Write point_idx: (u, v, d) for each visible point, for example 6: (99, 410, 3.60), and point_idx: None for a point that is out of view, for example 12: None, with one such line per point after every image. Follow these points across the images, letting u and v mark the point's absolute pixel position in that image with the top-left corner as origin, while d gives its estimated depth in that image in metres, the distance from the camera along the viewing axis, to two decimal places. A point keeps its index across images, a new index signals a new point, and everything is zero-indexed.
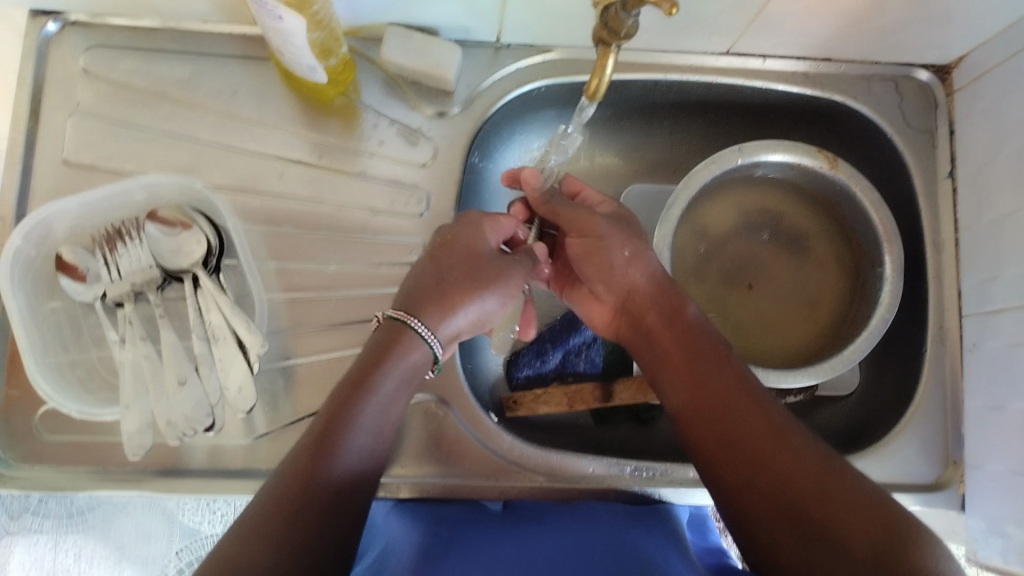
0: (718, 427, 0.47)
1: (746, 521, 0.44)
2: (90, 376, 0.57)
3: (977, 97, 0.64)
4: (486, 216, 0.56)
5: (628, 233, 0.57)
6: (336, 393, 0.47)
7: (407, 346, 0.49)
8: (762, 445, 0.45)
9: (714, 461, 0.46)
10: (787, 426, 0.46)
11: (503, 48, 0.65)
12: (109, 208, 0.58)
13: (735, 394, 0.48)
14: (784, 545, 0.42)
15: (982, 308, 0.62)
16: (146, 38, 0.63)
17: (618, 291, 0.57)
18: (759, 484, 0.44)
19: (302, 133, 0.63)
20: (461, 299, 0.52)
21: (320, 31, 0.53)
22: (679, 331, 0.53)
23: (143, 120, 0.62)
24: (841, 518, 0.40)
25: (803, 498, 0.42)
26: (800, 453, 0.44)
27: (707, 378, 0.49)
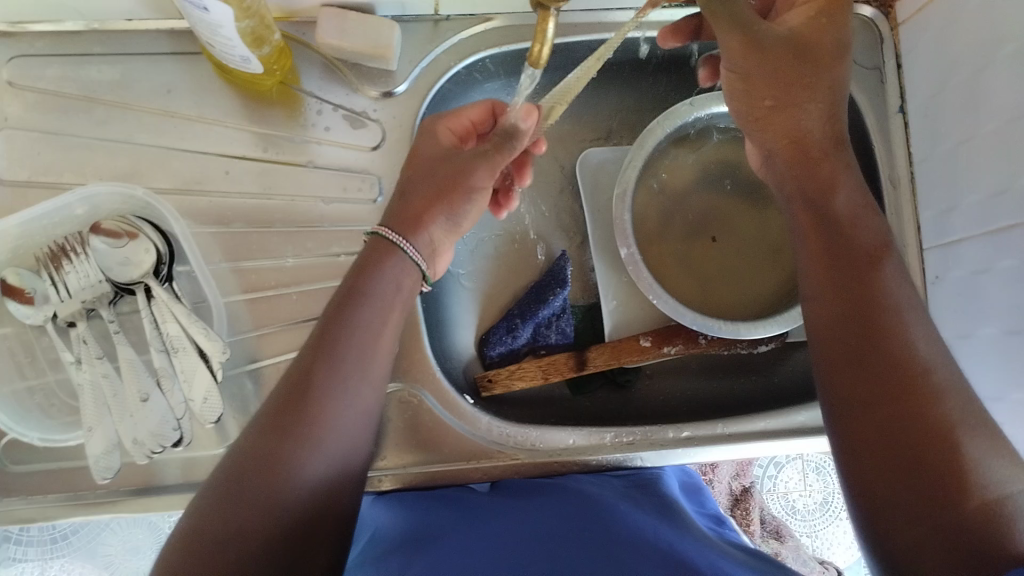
0: (861, 333, 0.45)
1: (847, 435, 0.43)
2: (51, 401, 0.55)
3: (922, 28, 0.63)
4: (440, 120, 0.56)
5: (798, 76, 0.50)
6: (306, 348, 0.48)
7: (384, 260, 0.50)
8: (894, 375, 0.42)
9: (835, 375, 0.45)
10: (930, 365, 0.43)
11: (442, 21, 0.63)
12: (50, 226, 0.56)
13: (885, 310, 0.45)
14: (881, 477, 0.41)
15: (943, 240, 0.62)
16: (69, 43, 0.60)
17: (777, 139, 0.52)
18: (872, 415, 0.42)
19: (243, 127, 0.61)
20: (432, 208, 0.53)
21: (249, 20, 0.51)
22: (845, 227, 0.49)
23: (78, 129, 0.60)
24: (959, 473, 0.38)
25: (916, 442, 0.40)
26: (928, 395, 0.41)
27: (859, 286, 0.47)
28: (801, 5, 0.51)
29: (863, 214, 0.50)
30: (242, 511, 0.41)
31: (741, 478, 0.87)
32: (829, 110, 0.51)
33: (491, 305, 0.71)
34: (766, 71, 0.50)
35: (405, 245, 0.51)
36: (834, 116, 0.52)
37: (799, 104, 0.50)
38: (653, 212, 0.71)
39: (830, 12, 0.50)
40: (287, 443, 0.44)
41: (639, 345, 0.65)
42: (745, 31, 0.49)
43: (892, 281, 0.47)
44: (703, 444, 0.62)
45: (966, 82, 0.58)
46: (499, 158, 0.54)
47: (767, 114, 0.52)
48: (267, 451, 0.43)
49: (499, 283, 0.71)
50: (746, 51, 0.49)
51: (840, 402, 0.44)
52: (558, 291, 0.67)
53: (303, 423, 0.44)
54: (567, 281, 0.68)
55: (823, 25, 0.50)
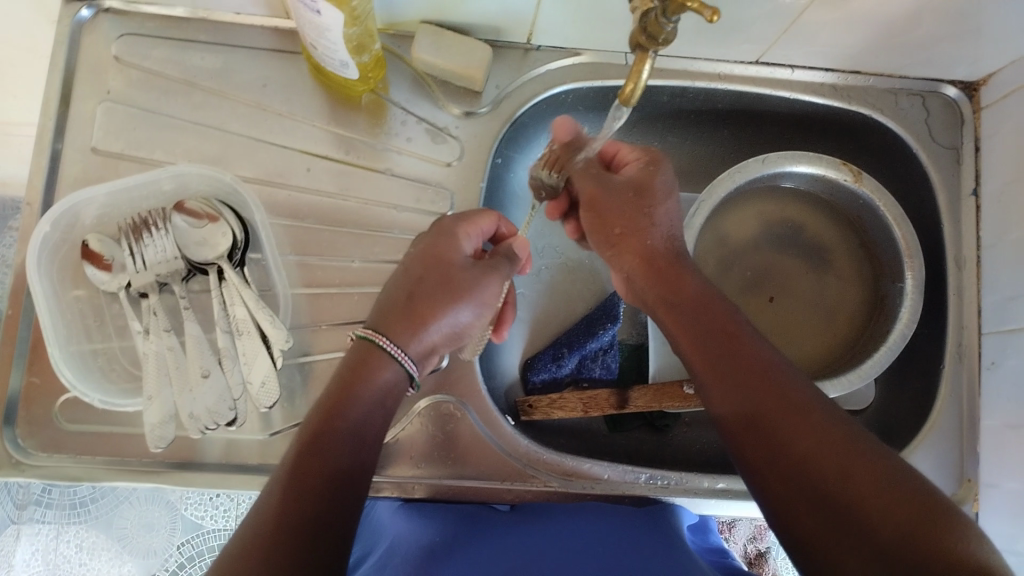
0: (753, 407, 0.47)
1: (765, 486, 0.45)
2: (112, 365, 0.57)
3: (1006, 116, 0.63)
4: (459, 223, 0.56)
5: (640, 208, 0.56)
6: (323, 396, 0.50)
7: (375, 363, 0.51)
8: (791, 427, 0.45)
9: (739, 434, 0.47)
10: (813, 403, 0.46)
11: (532, 50, 0.65)
12: (136, 198, 0.58)
13: (762, 379, 0.48)
14: (798, 512, 0.42)
15: (1003, 327, 0.62)
16: (176, 28, 0.63)
17: (632, 265, 0.57)
18: (780, 454, 0.44)
19: (329, 128, 0.63)
20: (433, 312, 0.53)
21: (356, 28, 0.53)
22: (716, 317, 0.52)
23: (173, 110, 0.62)
24: (869, 497, 0.40)
25: (831, 480, 0.42)
26: (827, 432, 0.44)
27: (736, 358, 0.49)
28: (629, 162, 0.59)
29: (718, 297, 0.54)
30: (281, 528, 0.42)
31: (757, 541, 0.86)
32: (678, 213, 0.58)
33: (540, 331, 0.72)
34: (614, 208, 0.57)
35: (398, 354, 0.52)
36: (673, 235, 0.57)
37: (644, 227, 0.56)
38: (712, 262, 0.72)
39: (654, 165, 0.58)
40: (313, 463, 0.45)
41: (682, 392, 0.64)
42: (595, 183, 0.58)
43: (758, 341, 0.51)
44: (737, 498, 0.62)
45: None
46: (499, 275, 0.57)
47: (621, 241, 0.57)
48: (313, 454, 0.46)
49: (551, 311, 0.72)
50: (594, 200, 0.57)
51: (757, 470, 0.46)
52: (607, 325, 0.68)
53: (326, 446, 0.46)
54: (618, 317, 0.69)
55: (650, 170, 0.57)
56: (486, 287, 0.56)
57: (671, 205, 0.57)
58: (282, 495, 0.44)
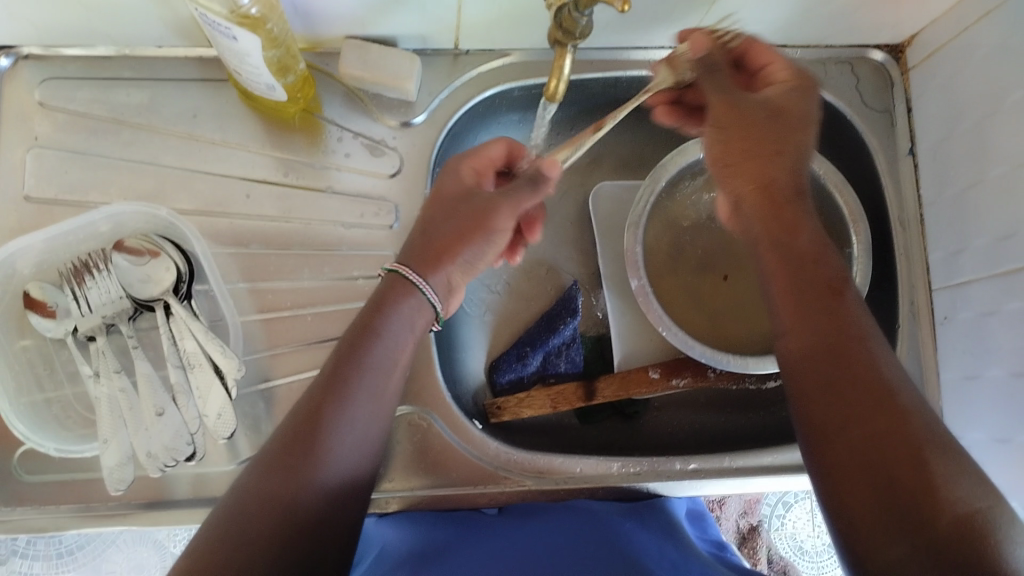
0: (837, 375, 0.43)
1: (822, 456, 0.42)
2: (67, 413, 0.57)
3: (931, 74, 0.64)
4: (464, 159, 0.57)
5: (776, 131, 0.49)
6: (319, 378, 0.48)
7: (398, 297, 0.52)
8: (864, 408, 0.41)
9: (807, 397, 0.44)
10: (898, 385, 0.42)
11: (462, 55, 0.65)
12: (74, 242, 0.58)
13: (860, 351, 0.43)
14: (859, 498, 0.39)
15: (951, 281, 0.63)
16: (100, 68, 0.62)
17: (745, 185, 0.50)
18: (847, 433, 0.41)
19: (266, 152, 0.62)
20: (451, 244, 0.53)
21: (276, 50, 0.53)
22: (820, 273, 0.47)
23: (105, 149, 0.61)
24: (937, 493, 0.38)
25: (898, 467, 0.39)
26: (907, 420, 0.40)
27: (831, 318, 0.45)
28: (776, 81, 0.51)
29: (827, 251, 0.48)
30: (242, 546, 0.41)
31: (749, 515, 0.86)
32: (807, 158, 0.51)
33: (502, 333, 0.72)
34: (737, 126, 0.49)
35: (421, 284, 0.52)
36: (800, 172, 0.50)
37: (771, 154, 0.49)
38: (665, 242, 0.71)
39: (802, 90, 0.51)
40: (296, 480, 0.44)
41: (648, 377, 0.65)
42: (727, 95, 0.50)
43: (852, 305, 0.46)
44: (709, 476, 0.62)
45: (974, 127, 0.59)
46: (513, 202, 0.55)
47: (740, 158, 0.50)
48: (292, 453, 0.45)
49: (510, 311, 0.72)
50: (728, 111, 0.50)
51: (817, 433, 0.43)
52: (568, 320, 0.68)
53: (317, 457, 0.45)
54: (576, 310, 0.69)
55: (793, 97, 0.50)
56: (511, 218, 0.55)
57: (807, 140, 0.50)
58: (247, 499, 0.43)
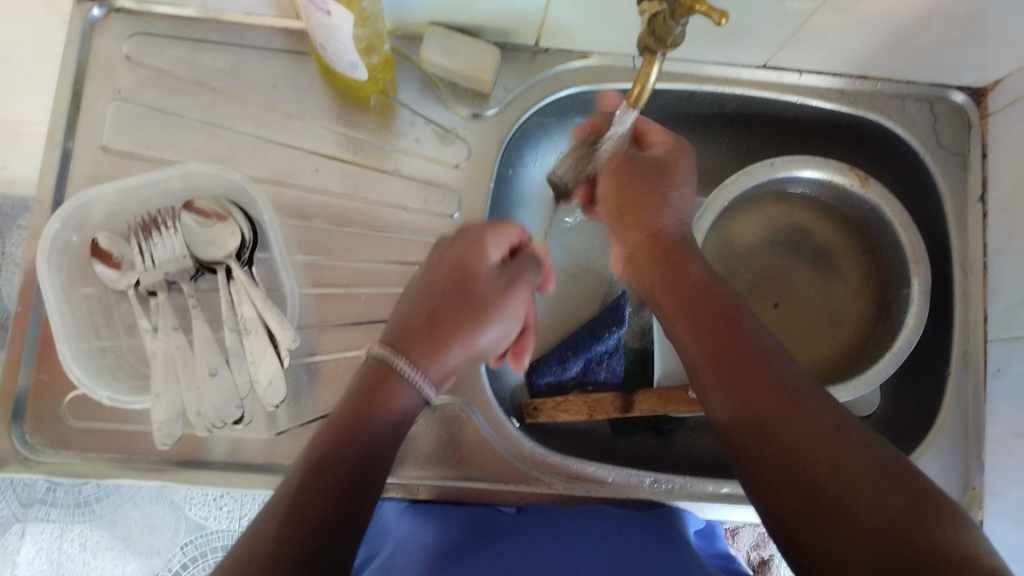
0: (751, 395, 0.47)
1: (752, 472, 0.46)
2: (120, 363, 0.58)
3: (1013, 122, 0.63)
4: (487, 233, 0.56)
5: (654, 184, 0.61)
6: (363, 373, 0.51)
7: (392, 388, 0.49)
8: (784, 412, 0.45)
9: (725, 417, 0.48)
10: (801, 388, 0.47)
11: (541, 53, 0.65)
12: (147, 196, 0.59)
13: (762, 373, 0.48)
14: (791, 501, 0.43)
15: (1009, 333, 0.62)
16: (188, 29, 0.63)
17: (648, 234, 0.59)
18: (766, 443, 0.45)
19: (338, 129, 0.63)
20: (451, 335, 0.52)
21: (365, 28, 0.53)
22: (723, 311, 0.52)
23: (184, 109, 0.62)
24: (854, 480, 0.42)
25: (818, 465, 0.43)
26: (815, 417, 0.45)
27: (736, 343, 0.50)
28: (658, 143, 0.63)
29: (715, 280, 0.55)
30: (309, 516, 0.43)
31: (761, 548, 0.84)
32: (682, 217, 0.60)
33: (546, 335, 0.72)
34: (630, 183, 0.61)
35: (413, 377, 0.50)
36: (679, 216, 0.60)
37: (660, 205, 0.60)
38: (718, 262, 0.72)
39: (681, 150, 0.62)
40: (345, 461, 0.46)
41: (688, 398, 0.64)
42: (621, 154, 0.62)
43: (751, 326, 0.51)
44: (740, 503, 0.62)
45: None
46: (523, 284, 0.56)
47: (636, 210, 0.60)
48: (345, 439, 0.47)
49: (556, 314, 0.73)
50: (622, 167, 0.62)
51: (743, 448, 0.47)
52: (613, 329, 0.68)
53: (362, 434, 0.47)
54: (623, 320, 0.69)
55: (676, 155, 0.61)
56: (512, 310, 0.55)
57: (687, 192, 0.62)
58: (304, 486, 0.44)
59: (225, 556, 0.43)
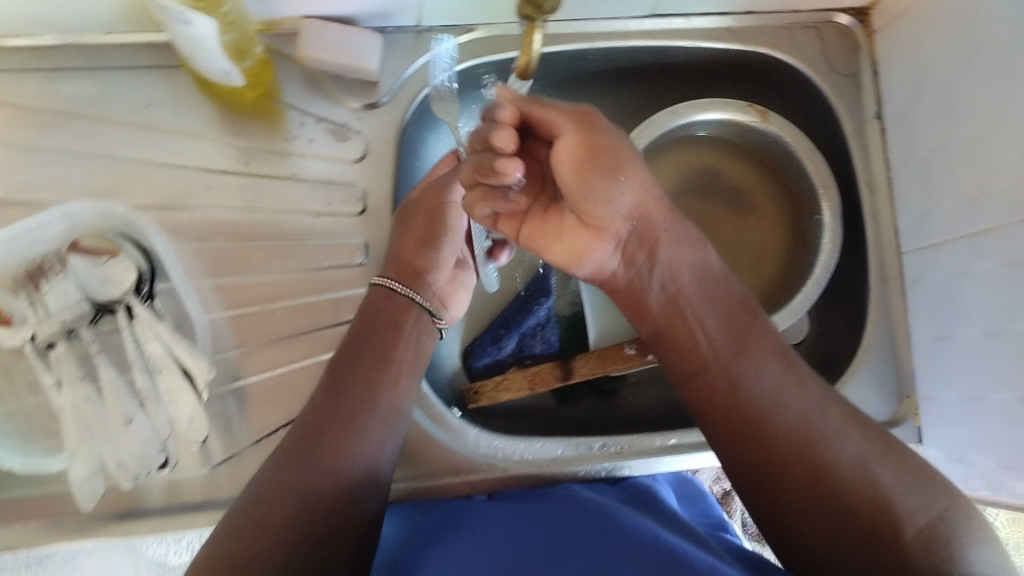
0: (755, 460, 0.51)
1: (765, 482, 0.50)
2: (30, 424, 0.54)
3: (898, 37, 0.64)
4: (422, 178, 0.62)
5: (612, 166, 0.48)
6: (333, 376, 0.54)
7: (394, 309, 0.57)
8: (804, 436, 0.49)
9: (740, 429, 0.51)
10: (824, 409, 0.50)
11: (425, 32, 0.63)
12: (25, 245, 0.53)
13: (765, 441, 0.50)
14: (807, 514, 0.48)
15: (920, 243, 0.63)
16: (44, 57, 0.58)
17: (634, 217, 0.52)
18: (788, 462, 0.49)
19: (225, 141, 0.60)
20: (417, 251, 0.58)
21: (232, 33, 0.50)
22: (734, 363, 0.53)
23: (57, 143, 0.58)
24: (870, 505, 0.47)
25: (838, 490, 0.48)
26: (837, 443, 0.49)
27: (757, 361, 0.53)
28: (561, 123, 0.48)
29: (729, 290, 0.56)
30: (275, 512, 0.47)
31: (722, 481, 0.86)
32: (694, 244, 0.56)
33: (478, 317, 0.70)
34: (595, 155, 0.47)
35: (406, 292, 0.57)
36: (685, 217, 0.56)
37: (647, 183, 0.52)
38: None
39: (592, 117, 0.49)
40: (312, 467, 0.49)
41: (624, 354, 0.65)
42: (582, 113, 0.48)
43: (753, 381, 0.52)
44: (691, 450, 0.62)
45: (942, 89, 0.59)
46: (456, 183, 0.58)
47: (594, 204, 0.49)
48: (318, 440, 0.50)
49: (484, 294, 0.71)
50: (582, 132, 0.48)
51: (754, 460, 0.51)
52: (542, 301, 0.68)
53: (336, 437, 0.51)
54: (550, 290, 0.69)
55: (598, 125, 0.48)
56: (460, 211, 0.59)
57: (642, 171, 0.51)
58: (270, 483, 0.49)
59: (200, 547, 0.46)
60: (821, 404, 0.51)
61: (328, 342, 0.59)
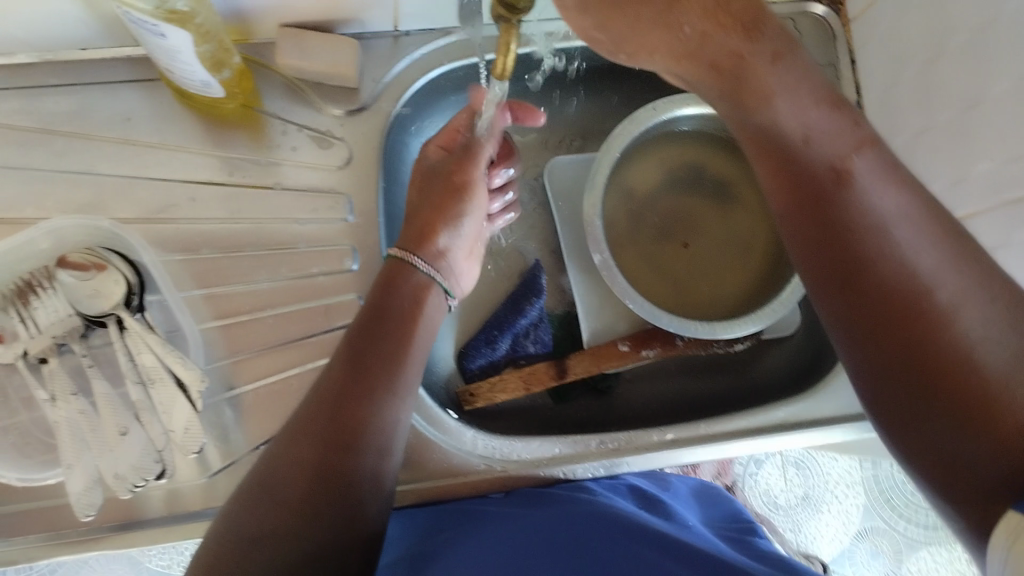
0: (867, 307, 0.41)
1: (847, 321, 0.43)
2: (26, 441, 0.54)
3: (872, 25, 0.65)
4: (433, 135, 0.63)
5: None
6: (344, 344, 0.51)
7: (405, 279, 0.55)
8: (896, 323, 0.40)
9: (829, 291, 0.44)
10: (927, 276, 0.39)
11: (402, 36, 0.63)
12: (13, 262, 0.55)
13: (871, 246, 0.42)
14: (893, 398, 0.40)
15: None
16: (22, 76, 0.59)
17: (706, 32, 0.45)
18: (874, 334, 0.41)
19: (209, 152, 0.60)
20: (433, 221, 0.59)
21: (208, 44, 0.50)
22: (812, 147, 0.46)
23: (37, 162, 0.59)
24: (978, 380, 0.36)
25: (923, 370, 0.38)
26: (929, 297, 0.39)
27: (843, 234, 0.43)
28: None
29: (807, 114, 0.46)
30: (271, 515, 0.44)
31: (722, 476, 0.86)
32: (810, 101, 0.47)
33: (470, 318, 0.71)
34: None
35: (420, 264, 0.56)
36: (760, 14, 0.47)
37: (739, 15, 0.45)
38: (623, 214, 0.72)
39: None
40: (319, 450, 0.46)
41: (617, 351, 0.66)
42: None
43: (868, 197, 0.43)
44: (686, 446, 0.62)
45: (919, 74, 0.60)
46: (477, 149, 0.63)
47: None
48: (319, 418, 0.47)
49: (476, 295, 0.71)
50: None
51: (843, 330, 0.43)
52: (534, 301, 0.68)
53: (342, 421, 0.47)
54: (542, 290, 0.69)
55: None
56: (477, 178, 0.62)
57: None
58: (267, 475, 0.46)
59: (196, 554, 0.44)
60: (954, 259, 0.40)
61: (321, 348, 0.59)
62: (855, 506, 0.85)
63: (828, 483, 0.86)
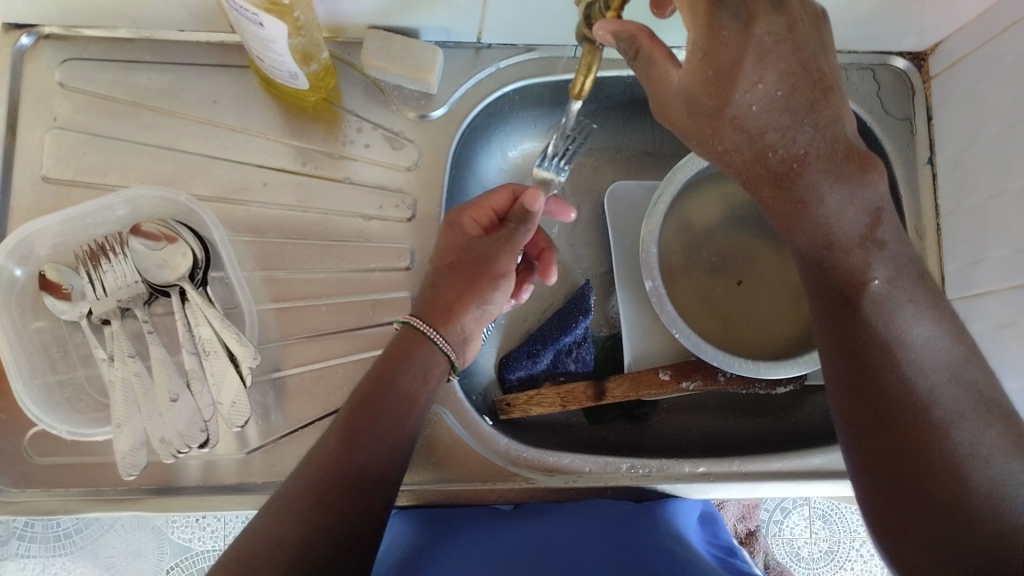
0: (872, 408, 0.45)
1: (852, 425, 0.46)
2: (79, 396, 0.57)
3: (954, 84, 0.64)
4: (466, 211, 0.59)
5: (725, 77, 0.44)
6: (355, 393, 0.52)
7: (417, 352, 0.55)
8: (898, 431, 0.43)
9: (839, 393, 0.47)
10: (928, 394, 0.43)
11: (483, 48, 0.65)
12: (91, 226, 0.58)
13: (882, 360, 0.45)
14: (888, 497, 0.44)
15: (967, 291, 0.62)
16: (120, 49, 0.62)
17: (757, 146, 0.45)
18: (877, 439, 0.44)
19: (285, 140, 0.62)
20: (456, 300, 0.56)
21: (300, 39, 0.53)
22: (822, 255, 0.47)
23: (123, 133, 0.61)
24: (961, 487, 0.40)
25: (921, 478, 0.42)
26: (928, 412, 0.43)
27: (856, 343, 0.46)
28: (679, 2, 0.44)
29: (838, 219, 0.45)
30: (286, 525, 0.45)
31: (747, 520, 0.83)
32: (858, 201, 0.45)
33: (515, 330, 0.72)
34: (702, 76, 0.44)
35: (436, 338, 0.55)
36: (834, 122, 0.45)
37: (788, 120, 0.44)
38: (677, 244, 0.72)
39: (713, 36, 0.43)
40: (330, 476, 0.48)
41: (658, 379, 0.65)
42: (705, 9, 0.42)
43: (897, 319, 0.45)
44: (718, 481, 0.62)
45: (997, 138, 0.59)
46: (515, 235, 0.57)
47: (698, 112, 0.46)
48: (332, 454, 0.49)
49: (523, 308, 0.72)
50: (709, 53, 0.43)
51: (847, 429, 0.47)
52: (580, 319, 0.68)
53: (349, 458, 0.49)
54: (589, 309, 0.69)
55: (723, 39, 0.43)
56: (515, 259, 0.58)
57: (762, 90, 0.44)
58: (286, 494, 0.47)
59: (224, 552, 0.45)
60: (953, 378, 0.43)
61: (369, 341, 0.60)
62: (877, 565, 0.85)
63: (853, 540, 0.85)
